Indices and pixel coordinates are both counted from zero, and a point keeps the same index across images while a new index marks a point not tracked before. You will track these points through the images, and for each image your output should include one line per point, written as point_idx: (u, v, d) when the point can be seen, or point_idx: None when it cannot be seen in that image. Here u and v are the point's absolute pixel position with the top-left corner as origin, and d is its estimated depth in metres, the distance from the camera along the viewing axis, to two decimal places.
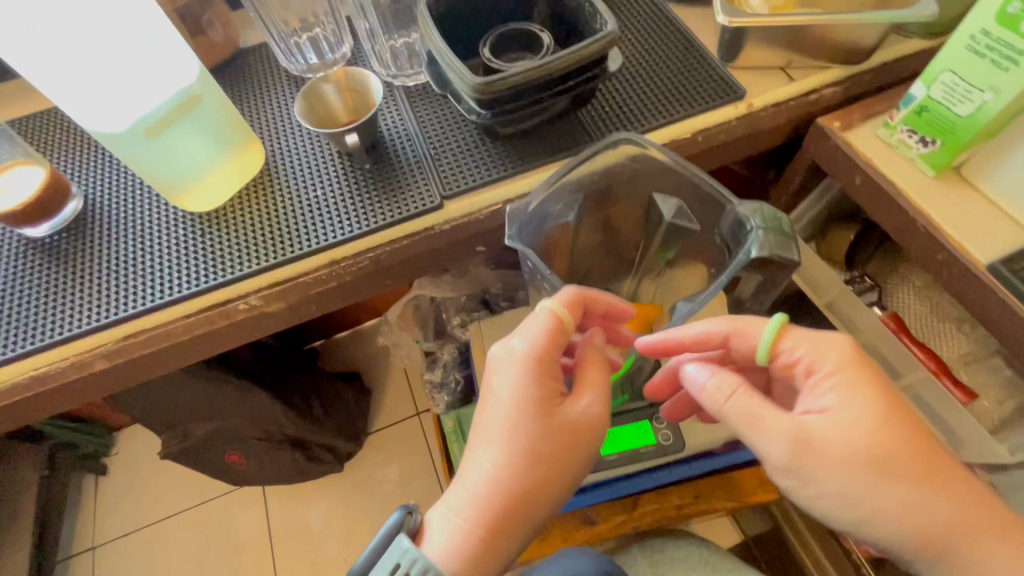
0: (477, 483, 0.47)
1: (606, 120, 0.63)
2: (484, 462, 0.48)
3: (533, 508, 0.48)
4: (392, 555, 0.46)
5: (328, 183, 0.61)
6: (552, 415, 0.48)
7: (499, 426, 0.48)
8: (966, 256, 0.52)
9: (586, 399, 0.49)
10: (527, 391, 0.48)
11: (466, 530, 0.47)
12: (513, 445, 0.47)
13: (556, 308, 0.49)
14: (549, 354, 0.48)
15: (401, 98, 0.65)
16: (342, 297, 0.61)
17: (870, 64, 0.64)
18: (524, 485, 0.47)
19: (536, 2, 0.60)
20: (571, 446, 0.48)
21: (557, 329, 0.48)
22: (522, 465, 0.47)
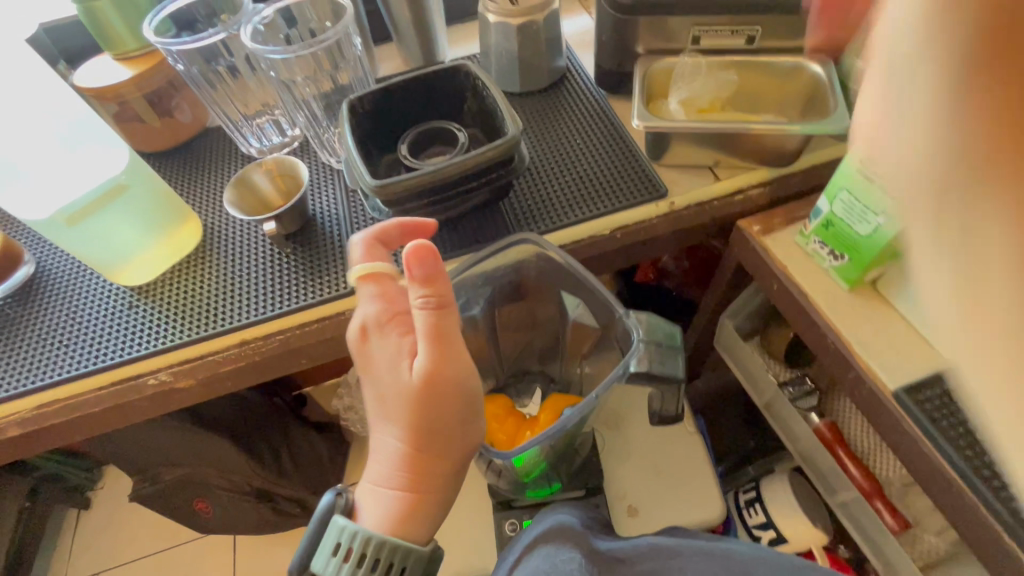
0: (387, 457, 0.44)
1: (527, 211, 0.64)
2: (383, 434, 0.44)
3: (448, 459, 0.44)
4: (330, 537, 0.42)
5: (254, 262, 0.64)
6: (405, 384, 0.41)
7: (377, 399, 0.44)
8: (874, 379, 0.49)
9: (423, 353, 0.41)
10: (376, 367, 0.43)
11: (392, 500, 0.43)
12: (399, 419, 0.42)
13: (369, 269, 0.47)
14: (388, 309, 0.45)
15: (338, 183, 0.69)
16: (255, 374, 0.62)
17: (797, 166, 0.63)
18: (420, 444, 0.43)
19: (463, 101, 0.63)
20: (435, 402, 0.41)
21: (380, 284, 0.46)
22: (412, 434, 0.42)
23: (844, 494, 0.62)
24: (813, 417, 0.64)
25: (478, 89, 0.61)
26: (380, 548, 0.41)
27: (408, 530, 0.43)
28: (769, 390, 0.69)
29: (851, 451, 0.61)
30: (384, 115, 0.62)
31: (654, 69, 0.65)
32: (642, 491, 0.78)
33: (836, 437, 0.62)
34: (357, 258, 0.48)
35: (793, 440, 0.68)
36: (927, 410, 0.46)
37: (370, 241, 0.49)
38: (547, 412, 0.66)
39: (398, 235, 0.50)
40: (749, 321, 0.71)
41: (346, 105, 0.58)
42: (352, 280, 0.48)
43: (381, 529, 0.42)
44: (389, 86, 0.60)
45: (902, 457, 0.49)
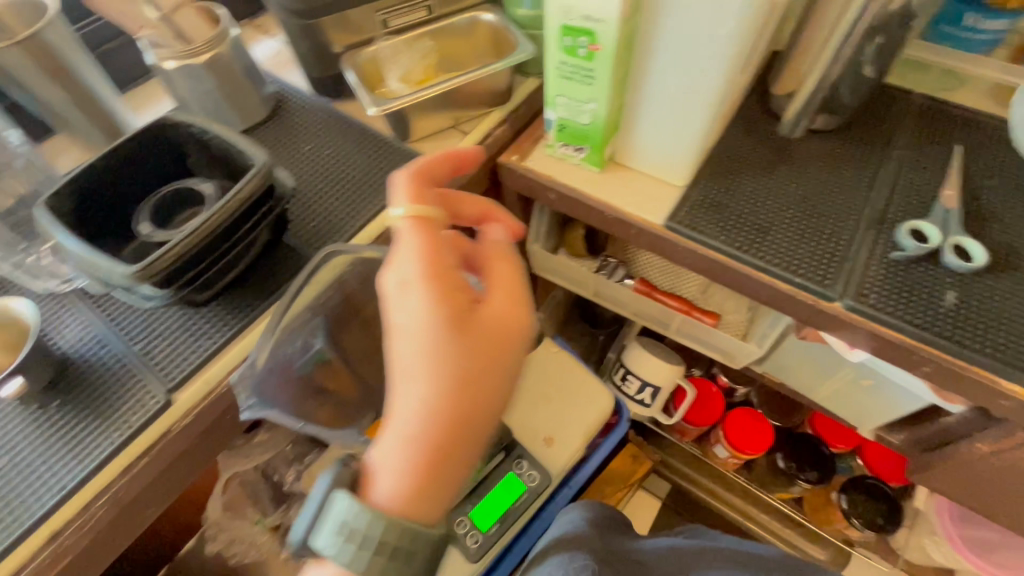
0: (410, 418, 0.40)
1: (315, 233, 0.61)
2: (409, 394, 0.40)
3: (489, 407, 0.42)
4: (334, 520, 0.40)
5: (11, 443, 0.49)
6: (473, 324, 0.41)
7: (417, 351, 0.40)
8: (648, 225, 0.62)
9: (499, 298, 0.44)
10: (432, 320, 0.40)
11: (407, 468, 0.40)
12: (441, 367, 0.40)
13: (416, 210, 0.43)
14: (438, 258, 0.42)
15: (76, 303, 0.56)
16: (91, 562, 0.48)
17: (516, 99, 0.73)
18: (463, 401, 0.40)
19: (187, 154, 0.57)
20: (499, 347, 0.42)
21: (429, 231, 0.43)
22: (458, 389, 0.40)
23: (674, 323, 0.77)
24: (627, 282, 0.77)
25: (197, 135, 0.55)
26: (387, 524, 0.39)
27: (421, 495, 0.40)
28: (590, 281, 0.80)
29: (663, 291, 0.76)
30: (97, 203, 0.53)
31: (361, 61, 0.68)
32: (549, 420, 0.85)
33: (649, 287, 0.77)
34: (401, 198, 0.44)
35: (625, 308, 0.82)
36: (687, 226, 0.60)
37: (414, 173, 0.46)
38: None
39: (439, 175, 0.48)
40: (548, 238, 0.81)
41: (38, 211, 0.48)
42: (395, 217, 0.43)
43: (392, 499, 0.40)
44: (83, 170, 0.51)
45: (690, 268, 0.62)
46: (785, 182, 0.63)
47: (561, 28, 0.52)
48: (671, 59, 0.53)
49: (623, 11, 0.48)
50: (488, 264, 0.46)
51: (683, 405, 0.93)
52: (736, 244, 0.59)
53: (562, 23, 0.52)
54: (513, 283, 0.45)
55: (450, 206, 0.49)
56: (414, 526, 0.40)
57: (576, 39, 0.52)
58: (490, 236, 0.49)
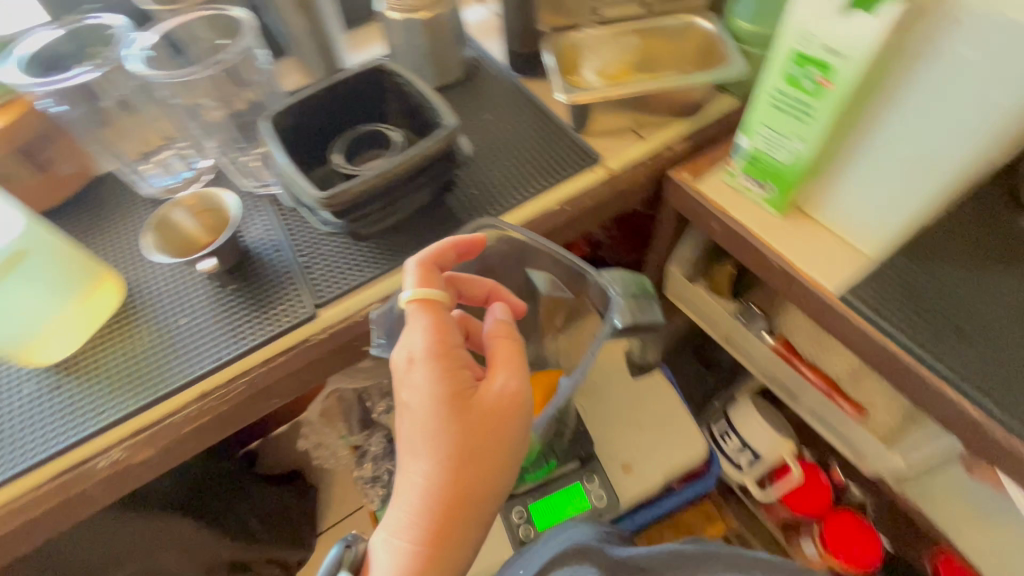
0: (412, 498, 0.41)
1: (473, 200, 0.64)
2: (415, 472, 0.41)
3: (486, 492, 0.42)
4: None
5: (194, 308, 0.58)
6: (473, 408, 0.42)
7: (419, 432, 0.42)
8: (818, 288, 0.55)
9: (504, 374, 0.44)
10: (431, 399, 0.42)
11: (409, 552, 0.40)
12: (438, 452, 0.41)
13: (422, 293, 0.45)
14: (442, 341, 0.43)
15: (266, 206, 0.64)
16: (223, 427, 0.56)
17: (708, 115, 0.69)
18: (462, 486, 0.41)
19: (388, 100, 0.62)
20: (495, 429, 0.42)
21: (435, 311, 0.45)
22: (455, 468, 0.41)
23: (806, 398, 0.69)
24: (766, 338, 0.70)
25: (400, 85, 0.60)
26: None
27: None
28: (724, 324, 0.74)
29: (804, 360, 0.68)
30: (305, 128, 0.59)
31: (562, 44, 0.68)
32: (632, 447, 0.81)
33: (790, 350, 0.69)
34: (410, 276, 0.46)
35: (754, 364, 0.74)
36: (865, 302, 0.53)
37: (422, 257, 0.47)
38: (536, 392, 0.67)
39: (453, 258, 0.50)
40: (692, 266, 0.76)
41: (265, 121, 0.55)
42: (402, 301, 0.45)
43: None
44: (307, 95, 0.57)
45: (852, 347, 0.55)
46: (987, 280, 0.53)
47: (792, 54, 0.47)
48: (915, 114, 0.45)
49: (878, 48, 0.42)
50: (493, 339, 0.46)
51: (783, 484, 0.84)
52: (922, 340, 0.50)
53: (795, 49, 0.46)
54: (517, 362, 0.45)
55: (457, 286, 0.52)
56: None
57: (806, 69, 0.47)
58: (495, 311, 0.49)
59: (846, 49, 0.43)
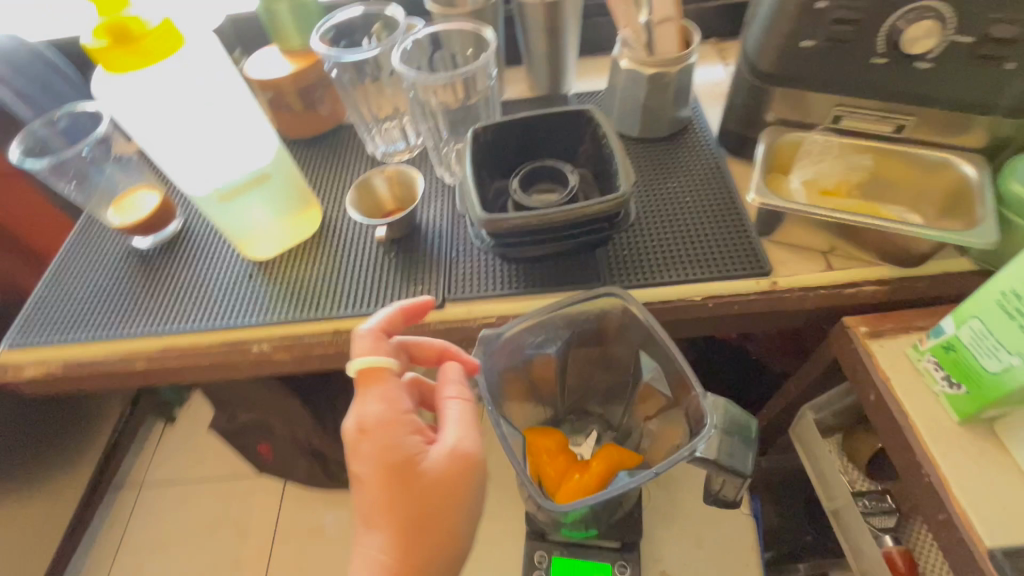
0: (368, 570, 0.43)
1: (621, 262, 0.64)
2: (372, 540, 0.43)
3: (442, 551, 0.44)
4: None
5: (360, 259, 0.69)
6: (419, 478, 0.44)
7: (371, 505, 0.43)
8: (969, 528, 0.44)
9: (451, 438, 0.46)
10: (380, 471, 0.43)
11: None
12: (389, 526, 0.43)
13: (368, 363, 0.46)
14: (388, 409, 0.45)
15: (447, 196, 0.73)
16: (341, 360, 0.67)
17: (923, 269, 0.59)
18: (414, 555, 0.43)
19: (582, 144, 0.65)
20: (443, 496, 0.44)
21: (385, 381, 0.46)
22: (406, 535, 0.43)
23: None
24: (885, 540, 0.61)
25: (598, 135, 0.62)
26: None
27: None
28: (838, 497, 0.64)
29: None
30: (498, 146, 0.64)
31: (782, 140, 0.62)
32: (679, 561, 0.76)
33: (909, 567, 0.59)
34: (363, 348, 0.47)
35: (854, 557, 0.63)
36: None
37: (374, 330, 0.49)
38: (600, 461, 0.64)
39: (400, 322, 0.52)
40: (832, 418, 0.67)
41: (472, 133, 0.62)
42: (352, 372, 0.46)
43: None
44: (515, 120, 0.63)
45: None
46: None
47: None
48: None
49: None
50: (443, 401, 0.48)
51: None
52: None
53: None
54: (466, 424, 0.47)
55: (408, 350, 0.51)
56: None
57: None
58: (448, 371, 0.50)
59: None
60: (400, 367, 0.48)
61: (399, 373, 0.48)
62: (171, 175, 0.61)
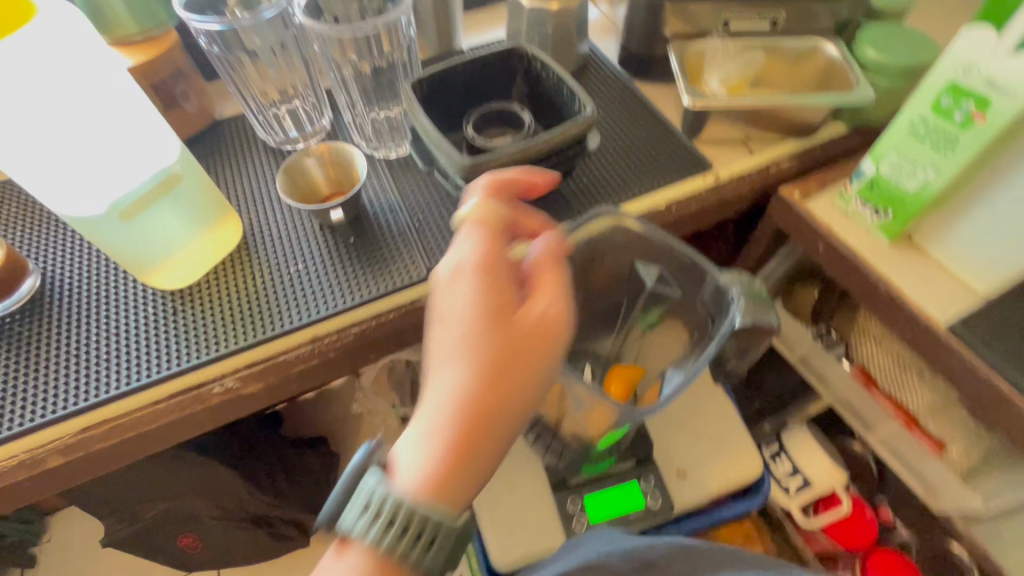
0: (440, 402, 0.37)
1: (585, 190, 0.65)
2: (444, 372, 0.38)
3: (520, 403, 0.38)
4: (359, 496, 0.37)
5: (309, 258, 0.60)
6: (511, 323, 0.39)
7: (456, 336, 0.38)
8: (926, 317, 0.55)
9: (546, 298, 0.40)
10: (472, 305, 0.39)
11: (440, 451, 0.36)
12: (474, 356, 0.38)
13: (476, 213, 0.43)
14: (489, 255, 0.41)
15: (383, 170, 0.67)
16: (324, 373, 0.58)
17: (817, 138, 0.70)
18: (492, 398, 0.37)
19: (516, 82, 0.64)
20: (530, 348, 0.38)
21: (488, 230, 0.43)
22: (489, 373, 0.37)
23: (882, 429, 0.69)
24: (845, 363, 0.72)
25: (534, 69, 0.62)
26: (421, 517, 0.35)
27: (452, 484, 0.36)
28: (802, 346, 0.74)
29: (881, 390, 0.69)
30: (438, 100, 0.61)
31: (687, 51, 0.69)
32: (688, 456, 0.82)
33: (867, 379, 0.70)
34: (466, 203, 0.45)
35: (826, 390, 0.74)
36: (978, 339, 0.53)
37: (487, 185, 0.46)
38: (616, 383, 0.64)
39: (511, 191, 0.47)
40: (776, 284, 0.77)
41: (409, 87, 0.57)
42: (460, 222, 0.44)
43: (411, 488, 0.36)
44: (454, 66, 0.60)
45: (949, 379, 0.55)
46: None
47: (946, 84, 0.48)
48: None
49: None
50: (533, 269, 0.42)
51: (831, 513, 0.85)
52: None
53: (952, 80, 0.47)
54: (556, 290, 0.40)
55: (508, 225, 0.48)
56: (445, 526, 0.36)
57: (957, 100, 0.48)
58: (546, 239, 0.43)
59: (975, 78, 0.46)
60: (506, 230, 0.44)
61: (503, 233, 0.44)
62: (51, 206, 0.47)
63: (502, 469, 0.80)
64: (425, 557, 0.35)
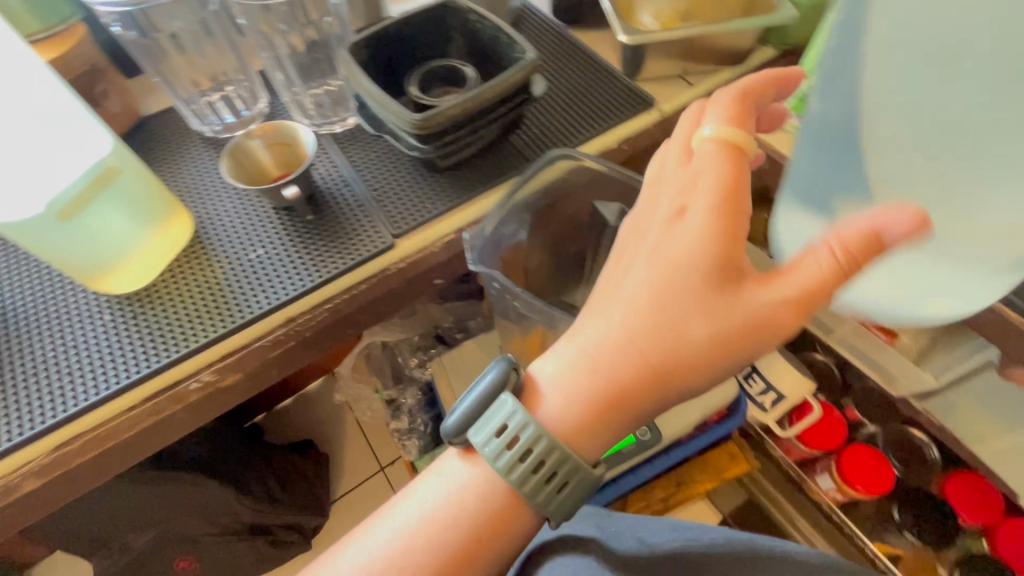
0: (612, 345, 0.42)
1: (537, 139, 0.66)
2: (621, 310, 0.42)
3: (691, 375, 0.41)
4: (495, 419, 0.43)
5: (269, 242, 0.59)
6: (724, 297, 0.40)
7: (650, 281, 0.42)
8: None
9: (775, 292, 0.38)
10: (689, 255, 0.40)
11: (588, 392, 0.42)
12: (657, 312, 0.41)
13: (728, 137, 0.42)
14: (722, 202, 0.40)
15: (330, 145, 0.65)
16: (304, 355, 0.57)
17: (750, 63, 0.73)
18: (657, 357, 0.41)
19: (453, 37, 0.62)
20: (734, 334, 0.40)
21: (736, 161, 0.41)
22: (666, 338, 0.41)
23: (840, 331, 0.74)
24: None
25: (469, 22, 0.61)
26: (557, 459, 0.41)
27: (602, 430, 0.42)
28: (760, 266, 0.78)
29: None
30: (378, 65, 0.60)
31: None
32: None
33: None
34: (716, 116, 0.43)
35: None
36: None
37: (738, 95, 0.44)
38: None
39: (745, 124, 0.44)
40: None
41: (346, 51, 0.56)
42: (703, 133, 0.43)
43: (558, 431, 0.42)
44: (389, 26, 0.59)
45: None
46: None
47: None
48: None
49: None
50: (864, 247, 0.36)
51: (805, 421, 0.90)
52: None
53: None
54: (841, 275, 0.37)
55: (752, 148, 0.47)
56: (580, 475, 0.42)
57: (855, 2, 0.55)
58: (895, 237, 0.35)
59: None
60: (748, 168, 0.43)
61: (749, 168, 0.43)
62: None
63: None
64: (551, 492, 0.42)
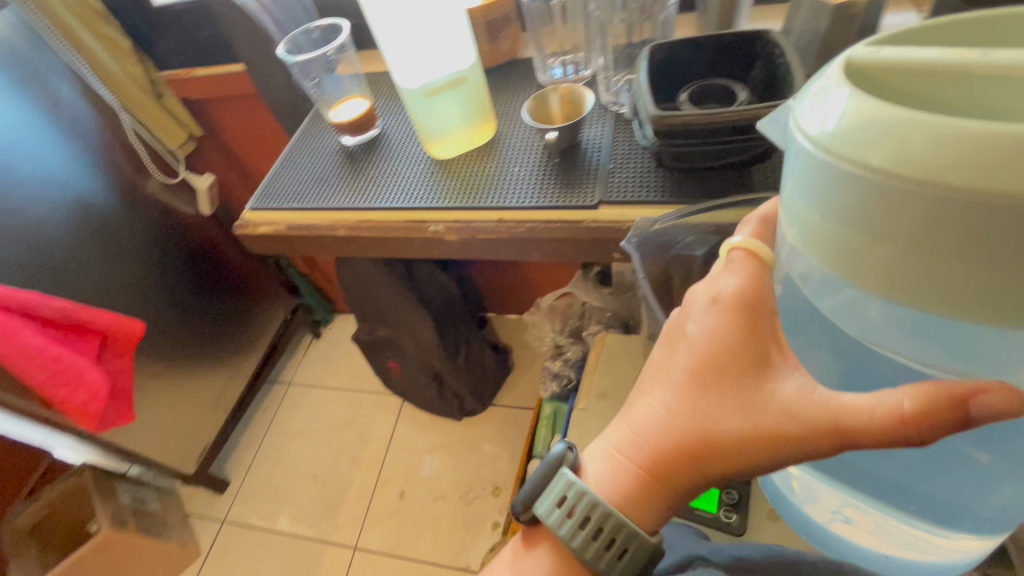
0: (651, 422, 0.41)
1: (776, 181, 0.66)
2: (656, 403, 0.41)
3: (736, 459, 0.37)
4: (556, 488, 0.45)
5: (525, 166, 0.78)
6: (756, 397, 0.36)
7: (686, 369, 0.39)
8: None
9: (801, 402, 0.34)
10: (716, 350, 0.38)
11: (625, 470, 0.43)
12: (692, 392, 0.39)
13: (749, 244, 0.40)
14: (746, 299, 0.38)
15: (609, 120, 0.80)
16: (500, 252, 0.75)
17: None
18: (696, 437, 0.38)
19: (754, 68, 0.67)
20: (769, 435, 0.35)
21: (758, 266, 0.39)
22: (701, 412, 0.38)
23: None
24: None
25: (772, 57, 0.65)
26: (620, 531, 0.42)
27: (640, 500, 0.42)
28: None
29: None
30: (670, 67, 0.69)
31: None
32: None
33: None
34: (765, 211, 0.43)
35: None
36: None
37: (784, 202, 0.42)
38: None
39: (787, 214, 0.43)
40: None
41: (648, 50, 0.67)
42: (729, 243, 0.41)
43: (603, 493, 0.43)
44: (696, 40, 0.67)
45: None
46: None
47: None
48: None
49: None
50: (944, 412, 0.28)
51: None
52: None
53: None
54: (907, 428, 0.29)
55: None
56: (638, 540, 0.42)
57: None
58: (977, 404, 0.28)
59: None
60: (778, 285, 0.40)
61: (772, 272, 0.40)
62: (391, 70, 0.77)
63: (607, 416, 0.88)
64: (609, 559, 0.42)
